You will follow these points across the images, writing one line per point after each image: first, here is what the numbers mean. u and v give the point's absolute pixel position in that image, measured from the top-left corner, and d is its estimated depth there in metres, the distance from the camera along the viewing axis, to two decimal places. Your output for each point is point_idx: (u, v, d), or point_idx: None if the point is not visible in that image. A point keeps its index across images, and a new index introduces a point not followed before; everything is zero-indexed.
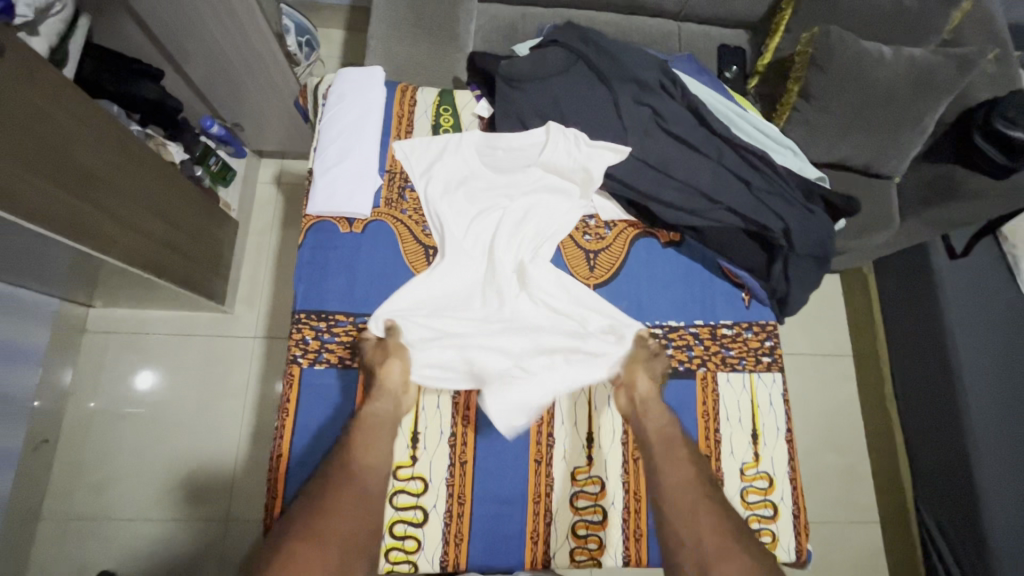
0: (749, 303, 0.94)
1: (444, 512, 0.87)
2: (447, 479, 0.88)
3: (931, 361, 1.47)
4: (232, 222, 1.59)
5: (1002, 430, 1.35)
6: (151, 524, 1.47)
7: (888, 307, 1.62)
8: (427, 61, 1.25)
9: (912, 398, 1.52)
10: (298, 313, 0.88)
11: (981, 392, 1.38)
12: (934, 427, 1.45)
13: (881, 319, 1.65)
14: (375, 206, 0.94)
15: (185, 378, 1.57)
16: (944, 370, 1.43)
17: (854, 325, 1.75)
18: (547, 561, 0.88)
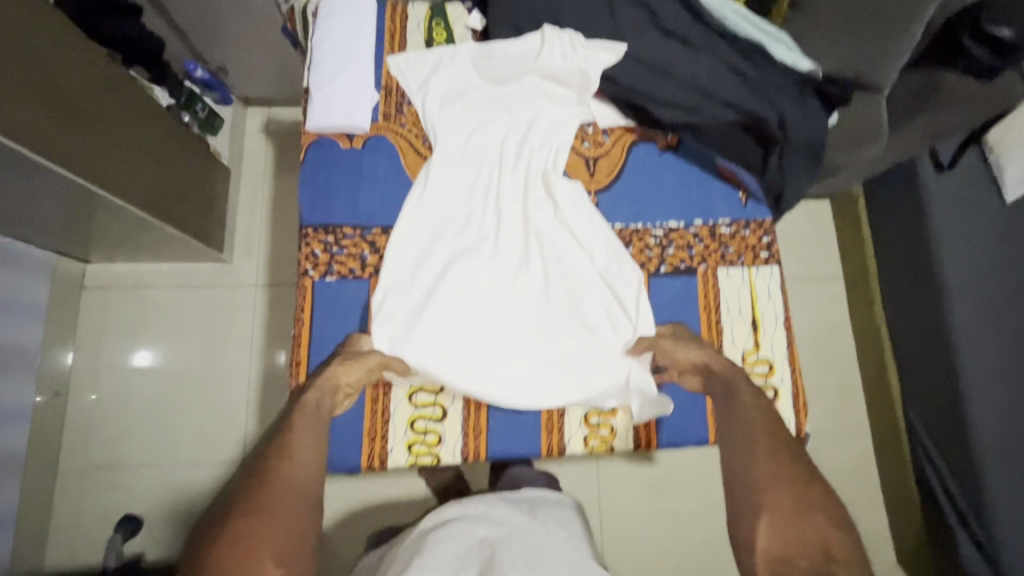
0: (747, 203, 0.96)
1: (462, 407, 0.93)
2: None
3: (916, 273, 1.49)
4: (223, 170, 1.57)
5: (986, 331, 1.38)
6: (167, 471, 1.50)
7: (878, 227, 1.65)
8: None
9: (897, 311, 1.56)
10: (306, 226, 0.91)
11: (966, 298, 1.40)
12: (918, 337, 1.49)
13: (869, 239, 1.69)
14: (374, 121, 0.95)
15: (188, 329, 1.58)
16: (928, 279, 1.45)
17: (846, 249, 1.79)
18: (563, 449, 0.93)
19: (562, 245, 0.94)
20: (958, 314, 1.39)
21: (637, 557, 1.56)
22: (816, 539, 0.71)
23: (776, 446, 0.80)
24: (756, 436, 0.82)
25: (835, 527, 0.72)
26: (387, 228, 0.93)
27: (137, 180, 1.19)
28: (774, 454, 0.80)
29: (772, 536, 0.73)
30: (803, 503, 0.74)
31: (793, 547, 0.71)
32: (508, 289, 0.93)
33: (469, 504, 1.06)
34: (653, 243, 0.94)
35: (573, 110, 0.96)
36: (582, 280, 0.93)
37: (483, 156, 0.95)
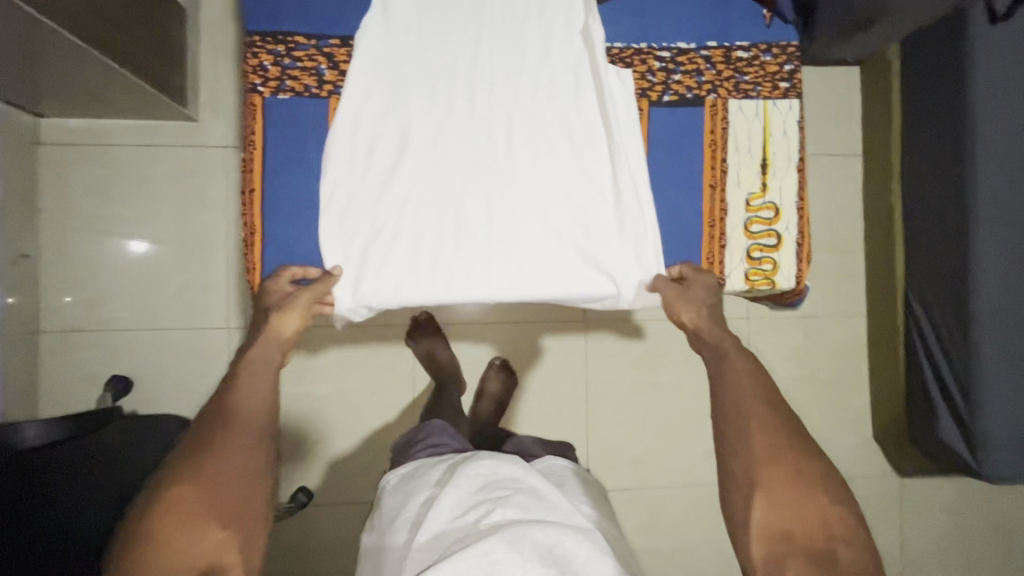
0: (771, 23, 0.82)
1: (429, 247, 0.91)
2: None
3: (947, 144, 1.36)
4: (177, 9, 1.38)
5: (1008, 202, 1.28)
6: (152, 334, 1.48)
7: (911, 93, 1.47)
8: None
9: (921, 186, 1.44)
10: (252, 34, 0.79)
11: (996, 167, 1.28)
12: (937, 214, 1.40)
13: (897, 108, 1.53)
14: None
15: (160, 192, 1.48)
16: (961, 149, 1.32)
17: (871, 122, 1.64)
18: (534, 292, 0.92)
19: (555, 87, 0.81)
20: (986, 186, 1.28)
21: (621, 426, 1.60)
22: (818, 516, 0.75)
23: (768, 423, 0.79)
24: (744, 398, 0.81)
25: (835, 504, 0.76)
26: (346, 40, 0.81)
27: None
28: (770, 432, 0.79)
29: (771, 515, 0.75)
30: (801, 476, 0.77)
31: (795, 525, 0.75)
32: (483, 143, 0.81)
33: (504, 466, 1.03)
34: (658, 67, 0.81)
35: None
36: (573, 135, 0.81)
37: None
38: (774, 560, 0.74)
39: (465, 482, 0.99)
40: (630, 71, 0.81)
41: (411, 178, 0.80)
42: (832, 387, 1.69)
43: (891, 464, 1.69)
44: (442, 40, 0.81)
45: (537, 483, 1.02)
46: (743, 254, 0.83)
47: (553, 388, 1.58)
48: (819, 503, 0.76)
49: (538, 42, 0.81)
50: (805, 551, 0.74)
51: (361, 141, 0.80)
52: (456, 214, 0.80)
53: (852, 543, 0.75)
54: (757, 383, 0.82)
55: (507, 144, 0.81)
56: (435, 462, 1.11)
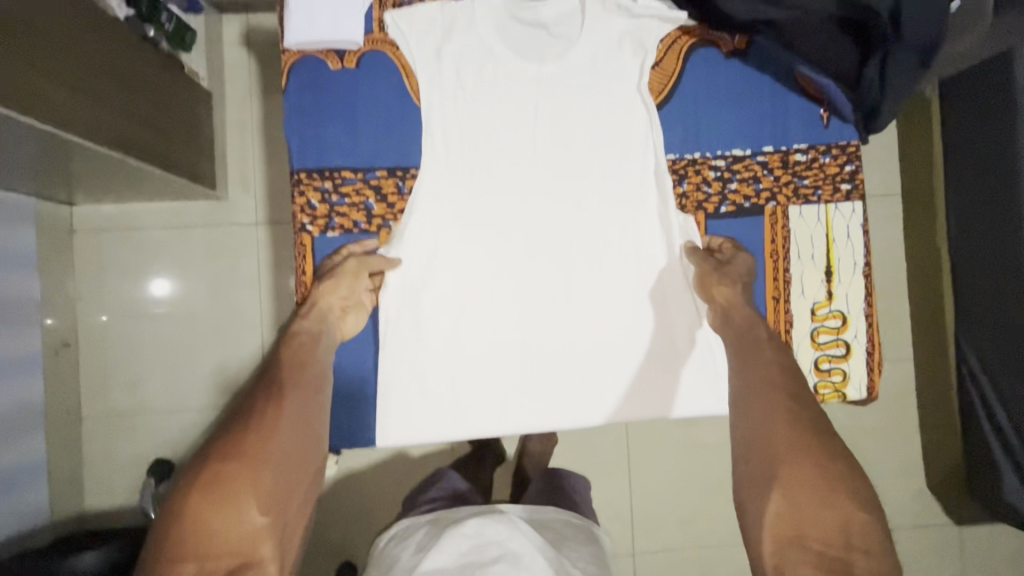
0: (828, 122, 0.79)
1: None
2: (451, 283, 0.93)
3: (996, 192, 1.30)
4: (203, 94, 1.37)
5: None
6: (189, 415, 1.47)
7: (954, 137, 1.41)
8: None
9: (970, 233, 1.38)
10: (298, 172, 0.74)
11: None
12: (988, 264, 1.33)
13: (941, 151, 1.47)
14: (368, 33, 0.74)
15: (194, 273, 1.48)
16: (1008, 197, 1.25)
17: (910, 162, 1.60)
18: None
19: (616, 212, 0.78)
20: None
21: (665, 486, 1.57)
22: (838, 522, 0.66)
23: (795, 419, 0.73)
24: (774, 392, 0.74)
25: (861, 511, 0.67)
26: (393, 171, 0.75)
27: (99, 108, 1.01)
28: (798, 432, 0.72)
29: (786, 517, 0.68)
30: (826, 477, 0.69)
31: (813, 525, 0.66)
32: (538, 277, 0.79)
33: (491, 526, 0.93)
34: (714, 177, 0.79)
35: (622, 24, 0.76)
36: (636, 259, 0.80)
37: (509, 99, 0.76)
38: (785, 563, 0.66)
39: (448, 544, 0.91)
40: (683, 181, 0.79)
41: (472, 323, 0.79)
42: (882, 436, 1.63)
43: (948, 513, 1.63)
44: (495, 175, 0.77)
45: (521, 547, 0.90)
46: (811, 365, 0.81)
47: (596, 453, 1.54)
48: (841, 511, 0.67)
49: (596, 164, 0.78)
50: (821, 559, 0.64)
51: (418, 290, 0.78)
52: (517, 356, 0.79)
53: (876, 554, 0.64)
54: (783, 371, 0.75)
55: (563, 273, 0.79)
56: (425, 521, 1.03)
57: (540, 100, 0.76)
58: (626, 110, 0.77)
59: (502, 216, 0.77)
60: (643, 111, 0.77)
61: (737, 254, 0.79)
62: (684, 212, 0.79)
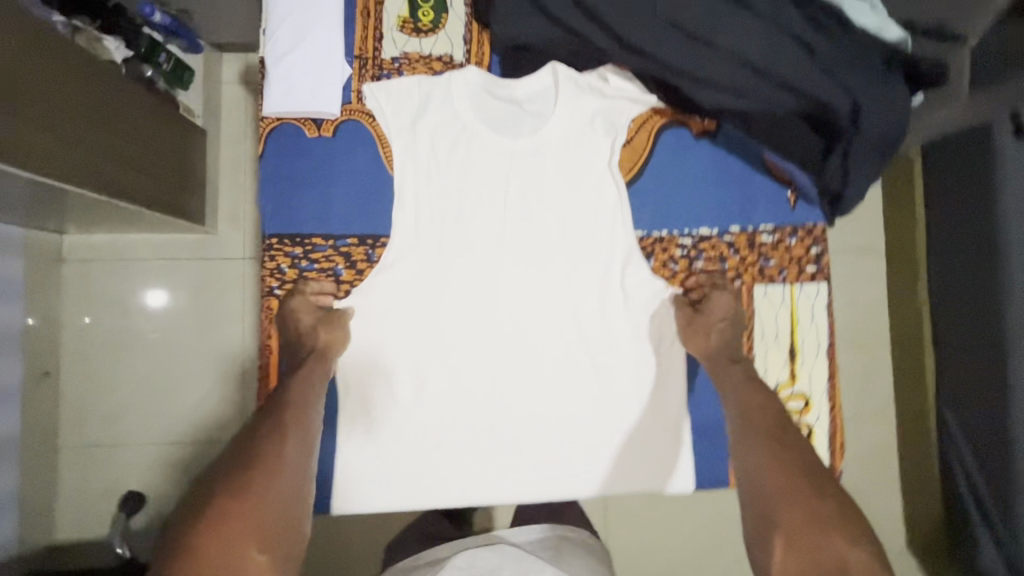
0: (795, 204, 0.81)
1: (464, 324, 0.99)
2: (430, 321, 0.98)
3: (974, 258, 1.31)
4: (198, 132, 1.40)
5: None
6: (167, 447, 1.47)
7: (934, 201, 1.44)
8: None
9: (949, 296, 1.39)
10: (269, 238, 0.78)
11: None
12: (967, 328, 1.34)
13: (922, 212, 1.50)
14: (347, 103, 0.77)
15: (180, 305, 1.49)
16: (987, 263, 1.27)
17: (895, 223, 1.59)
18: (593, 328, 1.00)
19: (584, 283, 0.80)
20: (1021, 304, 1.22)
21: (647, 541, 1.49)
22: (832, 563, 0.70)
23: (777, 455, 0.79)
24: (754, 435, 0.80)
25: (856, 548, 0.71)
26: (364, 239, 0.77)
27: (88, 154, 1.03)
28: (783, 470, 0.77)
29: (795, 559, 0.72)
30: (819, 515, 0.73)
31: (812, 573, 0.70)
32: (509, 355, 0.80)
33: (480, 557, 0.86)
34: (681, 255, 0.82)
35: (594, 103, 0.79)
36: (605, 330, 0.81)
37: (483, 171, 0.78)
38: None
39: None
40: (648, 257, 0.81)
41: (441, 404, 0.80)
42: (863, 492, 1.62)
43: None
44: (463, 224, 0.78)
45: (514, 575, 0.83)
46: None
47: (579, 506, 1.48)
48: (836, 549, 0.71)
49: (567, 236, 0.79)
50: None
51: (390, 352, 0.80)
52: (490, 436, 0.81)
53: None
54: (767, 416, 0.80)
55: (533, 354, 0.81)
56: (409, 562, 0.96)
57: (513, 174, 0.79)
58: (597, 184, 0.80)
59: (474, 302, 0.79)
60: (613, 185, 0.80)
61: (713, 296, 0.81)
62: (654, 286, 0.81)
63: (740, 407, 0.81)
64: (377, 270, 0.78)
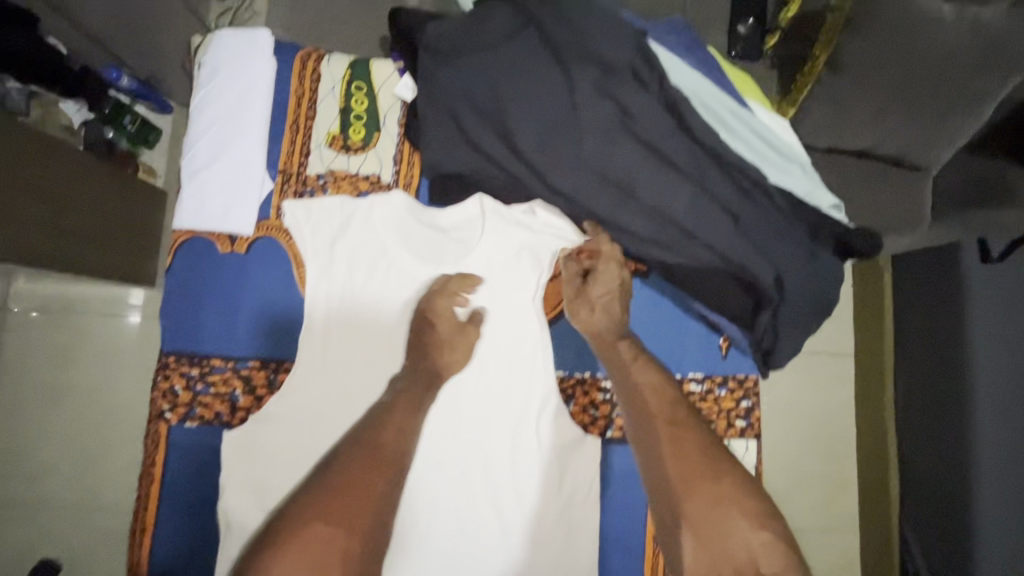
0: (727, 353, 0.76)
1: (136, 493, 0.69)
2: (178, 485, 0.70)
3: None
4: (158, 192, 1.38)
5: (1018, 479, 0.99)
6: (89, 514, 1.39)
7: (906, 313, 1.16)
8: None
9: None
10: (166, 355, 0.70)
11: (995, 436, 1.00)
12: None
13: None
14: (263, 218, 0.73)
15: (120, 363, 1.44)
16: (949, 405, 1.05)
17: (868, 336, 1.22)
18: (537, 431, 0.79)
19: (496, 427, 0.73)
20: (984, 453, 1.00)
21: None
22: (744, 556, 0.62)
23: (676, 428, 0.69)
24: (656, 425, 0.70)
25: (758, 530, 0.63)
26: (267, 361, 0.72)
27: (39, 232, 1.01)
28: (677, 440, 0.68)
29: (700, 557, 0.63)
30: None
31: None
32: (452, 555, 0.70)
33: None
34: (601, 399, 0.76)
35: (521, 236, 0.74)
36: (516, 483, 0.72)
37: (398, 300, 0.73)
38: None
39: None
40: (568, 400, 0.76)
41: None
42: None
43: None
44: (379, 371, 0.72)
45: None
46: None
47: None
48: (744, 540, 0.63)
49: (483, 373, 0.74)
50: None
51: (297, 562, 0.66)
52: None
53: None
54: (665, 401, 0.70)
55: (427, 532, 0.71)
56: None
57: (430, 304, 0.74)
58: (521, 320, 0.75)
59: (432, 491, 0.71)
60: (537, 322, 0.75)
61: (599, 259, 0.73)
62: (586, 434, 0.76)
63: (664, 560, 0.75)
64: (274, 399, 0.71)
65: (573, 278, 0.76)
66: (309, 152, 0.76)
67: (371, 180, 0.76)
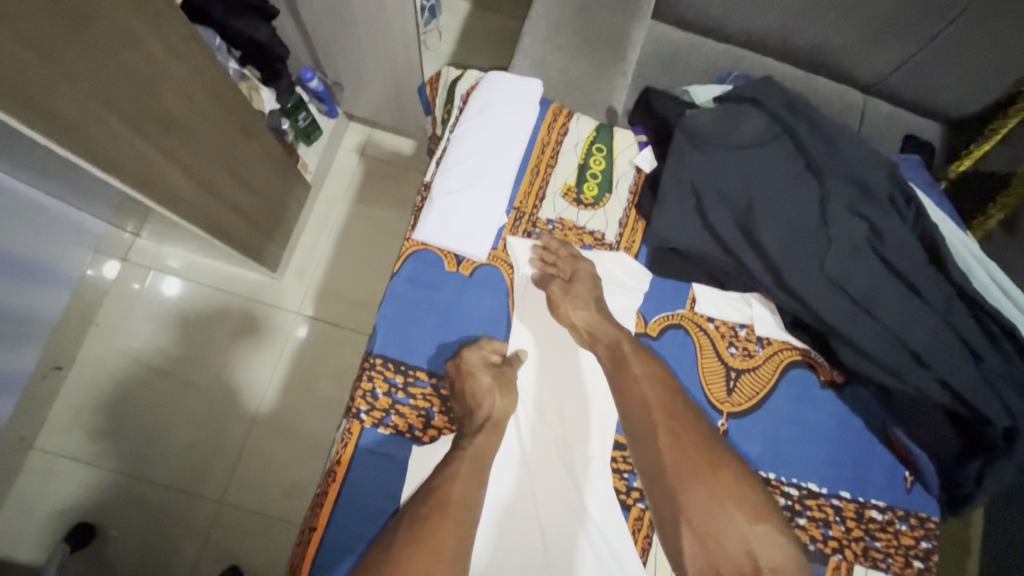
0: (912, 487, 0.74)
1: (318, 488, 0.68)
2: (359, 491, 0.68)
3: None
4: (305, 185, 1.43)
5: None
6: (142, 484, 1.34)
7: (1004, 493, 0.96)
8: (541, 37, 0.95)
9: None
10: (374, 356, 0.71)
11: None
12: None
13: None
14: (493, 247, 0.76)
15: (214, 337, 1.44)
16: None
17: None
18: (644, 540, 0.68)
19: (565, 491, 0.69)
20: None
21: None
22: (739, 549, 0.61)
23: (673, 424, 0.66)
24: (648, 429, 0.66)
25: (751, 524, 0.62)
26: None
27: (221, 207, 1.07)
28: (680, 438, 0.65)
29: (699, 556, 0.62)
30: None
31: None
32: None
33: None
34: (783, 504, 0.72)
35: (729, 323, 0.77)
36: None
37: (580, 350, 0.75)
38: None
39: None
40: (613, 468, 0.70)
41: None
42: None
43: None
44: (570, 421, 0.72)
45: None
46: None
47: None
48: (734, 533, 0.62)
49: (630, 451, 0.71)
50: None
51: None
52: None
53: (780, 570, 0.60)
54: (663, 401, 0.67)
55: None
56: None
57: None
58: (560, 354, 0.74)
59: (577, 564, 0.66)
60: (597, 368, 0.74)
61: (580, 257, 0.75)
62: None
63: None
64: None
65: (557, 273, 0.74)
66: (542, 194, 0.79)
67: (594, 235, 0.79)
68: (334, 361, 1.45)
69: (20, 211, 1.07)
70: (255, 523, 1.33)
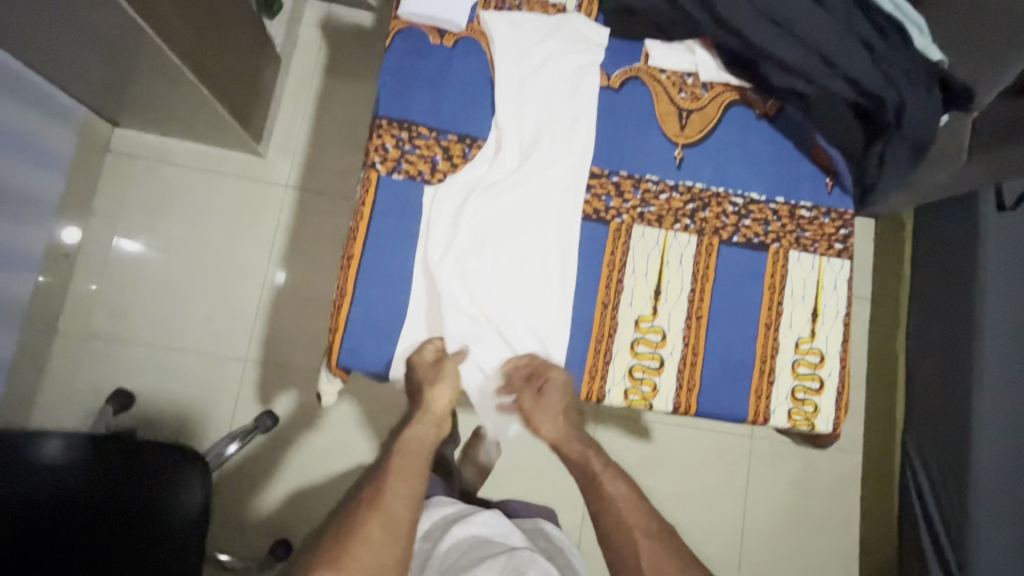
0: (832, 189, 0.91)
1: (349, 226, 0.81)
2: (385, 224, 0.81)
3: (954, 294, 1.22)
4: (275, 57, 1.47)
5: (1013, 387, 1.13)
6: (170, 353, 1.45)
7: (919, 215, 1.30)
8: None
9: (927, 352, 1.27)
10: (380, 116, 0.82)
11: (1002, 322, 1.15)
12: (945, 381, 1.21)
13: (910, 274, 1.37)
14: (469, 22, 0.86)
15: (210, 217, 1.51)
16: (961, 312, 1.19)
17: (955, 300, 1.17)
18: (618, 250, 0.85)
19: (559, 208, 0.84)
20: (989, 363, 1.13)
21: (679, 495, 1.35)
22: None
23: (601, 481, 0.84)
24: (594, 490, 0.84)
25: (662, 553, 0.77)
26: (464, 137, 0.84)
27: (209, 53, 1.12)
28: (645, 540, 0.78)
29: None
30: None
31: None
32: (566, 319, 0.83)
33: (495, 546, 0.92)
34: (731, 210, 0.88)
35: (678, 70, 0.91)
36: (646, 271, 0.86)
37: (552, 99, 0.86)
38: None
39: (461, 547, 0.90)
40: (588, 190, 0.86)
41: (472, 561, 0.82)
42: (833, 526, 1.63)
43: None
44: (549, 156, 0.85)
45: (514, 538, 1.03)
46: (788, 393, 0.86)
47: (560, 485, 1.33)
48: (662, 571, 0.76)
49: (606, 179, 0.86)
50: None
51: (476, 286, 0.81)
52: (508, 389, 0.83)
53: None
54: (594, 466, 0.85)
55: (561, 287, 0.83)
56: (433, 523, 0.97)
57: (594, 113, 0.87)
58: (534, 102, 0.85)
59: (558, 264, 0.83)
60: (566, 111, 0.86)
61: (545, 64, 0.86)
62: (703, 236, 0.87)
63: (767, 355, 0.86)
64: (467, 167, 0.83)
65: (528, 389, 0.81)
66: None
67: (558, 7, 0.90)
68: (326, 226, 1.53)
69: (9, 85, 1.11)
70: (281, 374, 1.46)
